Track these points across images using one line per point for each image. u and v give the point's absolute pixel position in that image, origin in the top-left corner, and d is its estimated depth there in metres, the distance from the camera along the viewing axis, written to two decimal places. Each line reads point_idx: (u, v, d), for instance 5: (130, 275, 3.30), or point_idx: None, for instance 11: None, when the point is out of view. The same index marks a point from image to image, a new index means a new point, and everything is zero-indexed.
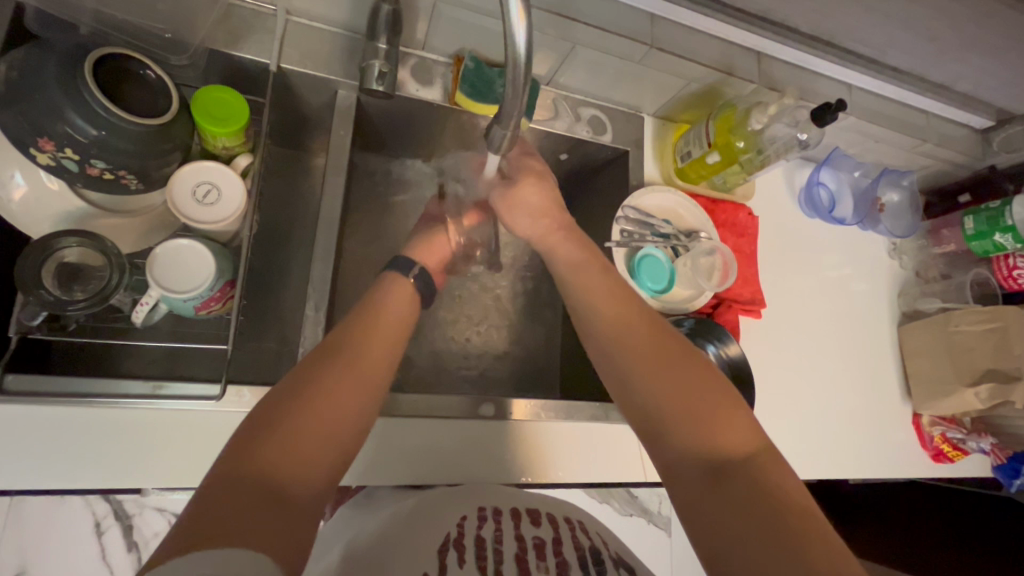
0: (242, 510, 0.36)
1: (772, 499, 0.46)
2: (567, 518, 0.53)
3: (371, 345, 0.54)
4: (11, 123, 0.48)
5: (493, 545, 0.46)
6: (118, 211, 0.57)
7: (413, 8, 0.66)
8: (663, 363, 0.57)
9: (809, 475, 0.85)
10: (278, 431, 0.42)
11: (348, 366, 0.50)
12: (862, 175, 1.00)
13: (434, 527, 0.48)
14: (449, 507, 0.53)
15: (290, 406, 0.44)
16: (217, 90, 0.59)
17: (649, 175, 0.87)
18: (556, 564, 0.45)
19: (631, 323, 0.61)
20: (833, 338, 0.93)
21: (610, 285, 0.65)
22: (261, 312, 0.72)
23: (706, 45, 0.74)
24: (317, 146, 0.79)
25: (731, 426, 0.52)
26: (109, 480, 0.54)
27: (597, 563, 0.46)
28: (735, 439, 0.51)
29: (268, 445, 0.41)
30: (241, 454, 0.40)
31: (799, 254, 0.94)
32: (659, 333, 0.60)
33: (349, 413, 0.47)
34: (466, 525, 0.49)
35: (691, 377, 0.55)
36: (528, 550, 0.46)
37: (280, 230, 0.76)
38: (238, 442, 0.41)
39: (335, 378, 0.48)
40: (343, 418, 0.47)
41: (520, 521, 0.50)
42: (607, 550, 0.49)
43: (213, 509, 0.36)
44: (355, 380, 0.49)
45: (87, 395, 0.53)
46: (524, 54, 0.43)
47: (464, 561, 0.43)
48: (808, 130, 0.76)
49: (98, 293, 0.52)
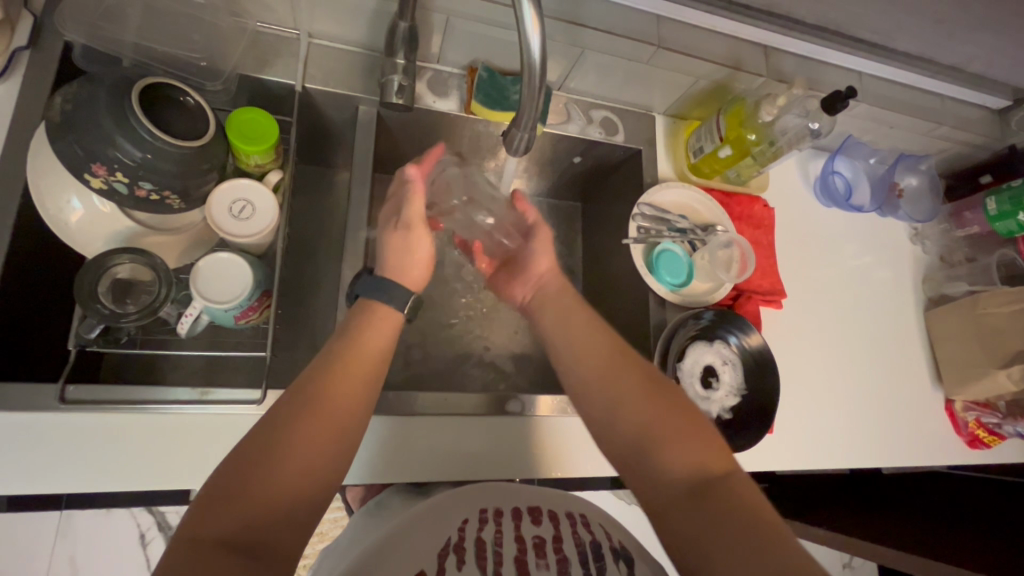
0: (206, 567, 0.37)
1: (748, 518, 0.46)
2: (569, 513, 0.54)
3: (343, 377, 0.52)
4: (69, 152, 0.52)
5: (493, 548, 0.48)
6: (164, 229, 0.60)
7: (428, 24, 0.69)
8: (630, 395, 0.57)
9: (839, 464, 0.84)
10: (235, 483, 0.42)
11: (323, 402, 0.50)
12: (878, 162, 1.01)
13: (436, 530, 0.50)
14: (454, 507, 0.54)
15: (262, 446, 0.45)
16: (250, 112, 0.63)
17: (662, 172, 0.88)
18: (555, 560, 0.46)
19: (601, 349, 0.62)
20: (858, 326, 0.92)
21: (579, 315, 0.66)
22: (295, 321, 0.75)
23: (714, 42, 0.76)
24: (340, 161, 0.82)
25: (700, 451, 0.52)
26: (162, 480, 0.57)
27: (597, 558, 0.48)
28: (711, 462, 0.51)
29: (234, 500, 0.41)
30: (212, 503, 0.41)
31: (819, 243, 0.95)
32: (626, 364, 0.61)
33: (324, 453, 0.47)
34: (468, 527, 0.51)
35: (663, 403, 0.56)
36: (528, 550, 0.48)
37: (308, 244, 0.79)
38: (203, 498, 0.42)
39: (309, 417, 0.48)
40: (320, 452, 0.47)
41: (521, 522, 0.52)
42: (608, 541, 0.50)
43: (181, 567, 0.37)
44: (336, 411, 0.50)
45: (137, 401, 0.56)
46: (539, 60, 0.45)
47: (463, 563, 0.45)
48: (819, 120, 0.77)
49: (147, 306, 0.56)
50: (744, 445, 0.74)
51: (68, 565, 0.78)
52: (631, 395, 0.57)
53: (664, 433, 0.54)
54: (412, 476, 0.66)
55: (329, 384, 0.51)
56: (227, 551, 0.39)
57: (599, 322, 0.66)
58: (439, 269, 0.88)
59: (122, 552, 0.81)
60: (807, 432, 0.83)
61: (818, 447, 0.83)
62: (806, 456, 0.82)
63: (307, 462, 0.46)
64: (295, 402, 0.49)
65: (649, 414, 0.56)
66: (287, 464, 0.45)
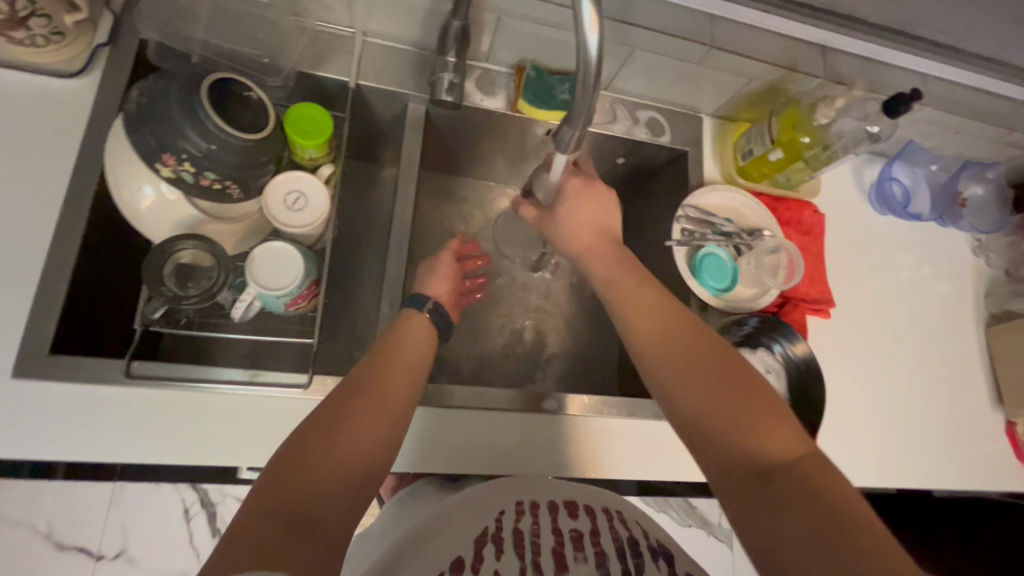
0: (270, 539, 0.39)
1: (818, 501, 0.46)
2: (605, 509, 0.53)
3: (387, 375, 0.55)
4: (144, 143, 0.55)
5: (530, 538, 0.47)
6: (224, 218, 0.63)
7: (479, 23, 0.70)
8: (697, 372, 0.56)
9: (887, 483, 0.80)
10: (295, 465, 0.45)
11: (364, 406, 0.51)
12: (941, 169, 0.96)
13: (473, 521, 0.50)
14: (489, 500, 0.54)
15: (317, 432, 0.48)
16: (307, 107, 0.65)
17: (708, 174, 0.86)
18: (594, 553, 0.45)
19: (666, 322, 0.61)
20: (912, 339, 0.88)
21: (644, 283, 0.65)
22: (338, 311, 0.77)
23: (767, 42, 0.74)
24: (387, 157, 0.84)
25: (773, 430, 0.51)
26: (211, 457, 0.60)
27: (635, 554, 0.46)
28: (785, 444, 0.51)
29: (293, 479, 0.44)
30: (278, 482, 0.44)
31: (871, 252, 0.91)
32: (702, 336, 0.59)
33: (370, 447, 0.49)
34: (505, 519, 0.51)
35: (736, 379, 0.55)
36: (565, 543, 0.47)
37: (353, 238, 0.81)
38: (266, 481, 0.44)
39: (360, 409, 0.51)
40: (361, 458, 0.48)
41: (558, 515, 0.51)
42: (645, 539, 0.49)
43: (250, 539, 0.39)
44: (371, 425, 0.50)
45: (191, 380, 0.59)
46: (595, 57, 0.44)
47: (501, 553, 0.45)
48: (879, 122, 0.74)
49: (206, 290, 0.59)
50: None
51: (119, 535, 0.83)
52: (699, 371, 0.56)
53: (738, 408, 0.53)
54: (445, 467, 0.67)
55: (379, 384, 0.54)
56: (289, 527, 0.41)
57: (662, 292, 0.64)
58: None
59: (168, 526, 0.85)
60: (849, 444, 0.80)
61: (861, 463, 0.80)
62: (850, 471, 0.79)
63: (361, 446, 0.49)
64: (344, 395, 0.52)
65: (720, 390, 0.54)
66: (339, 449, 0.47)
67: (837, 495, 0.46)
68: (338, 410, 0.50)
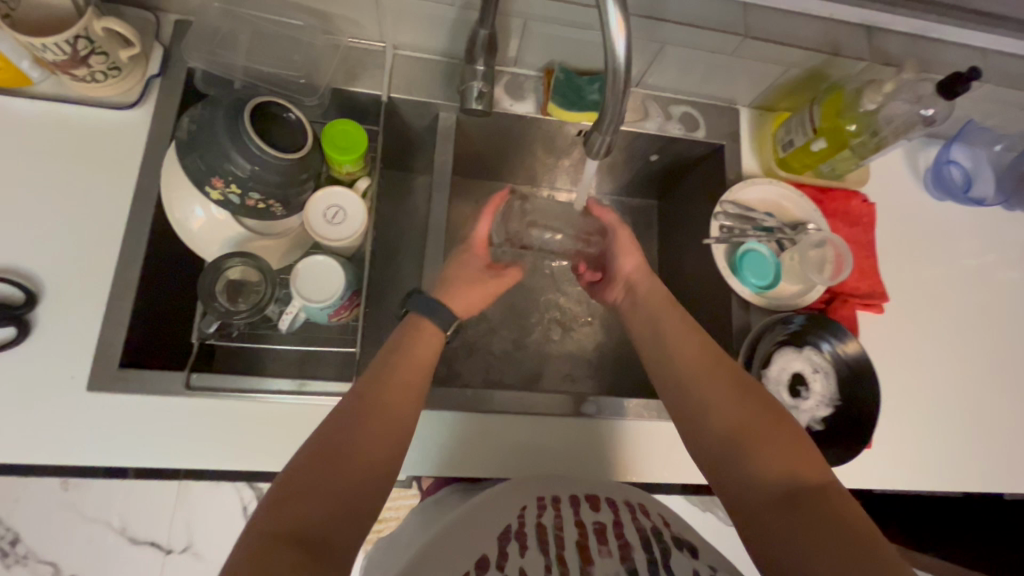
0: (270, 561, 0.39)
1: (836, 526, 0.44)
2: (627, 501, 0.51)
3: (394, 388, 0.55)
4: (194, 168, 0.58)
5: (553, 532, 0.45)
6: (269, 233, 0.65)
7: (506, 29, 0.71)
8: (714, 394, 0.56)
9: (952, 486, 0.76)
10: (299, 484, 0.45)
11: (369, 421, 0.51)
12: (1005, 150, 0.88)
13: (495, 516, 0.47)
14: (510, 497, 0.51)
15: (321, 450, 0.48)
16: (343, 123, 0.67)
17: (747, 168, 0.83)
18: (618, 546, 0.43)
19: (683, 344, 0.61)
20: (976, 331, 0.83)
21: (664, 308, 0.66)
22: (378, 319, 0.79)
23: (806, 27, 0.71)
24: (420, 166, 0.86)
25: (792, 454, 0.50)
26: (264, 463, 0.63)
27: (661, 546, 0.44)
28: (804, 468, 0.49)
29: (295, 498, 0.44)
30: (279, 501, 0.44)
31: (928, 241, 0.86)
32: (714, 361, 0.59)
33: (376, 463, 0.49)
34: (527, 514, 0.48)
35: (752, 401, 0.55)
36: (589, 536, 0.44)
37: (390, 247, 0.83)
38: (271, 500, 0.44)
39: (365, 424, 0.51)
40: (365, 473, 0.48)
41: (580, 508, 0.48)
42: (670, 531, 0.47)
43: (253, 563, 0.39)
44: (375, 440, 0.50)
45: (245, 390, 0.62)
46: (623, 60, 0.44)
47: (526, 549, 0.42)
48: (933, 105, 0.70)
49: (256, 305, 0.62)
50: (842, 459, 0.69)
51: (184, 534, 0.93)
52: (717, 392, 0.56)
53: (751, 432, 0.52)
54: (484, 467, 0.68)
55: (385, 397, 0.54)
56: (290, 547, 0.41)
57: (679, 314, 0.65)
58: None
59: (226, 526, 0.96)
60: (909, 443, 0.76)
61: (923, 464, 0.76)
62: (910, 472, 0.75)
63: (365, 462, 0.49)
64: (349, 409, 0.52)
65: (735, 413, 0.54)
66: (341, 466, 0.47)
67: (853, 520, 0.45)
68: (339, 425, 0.50)
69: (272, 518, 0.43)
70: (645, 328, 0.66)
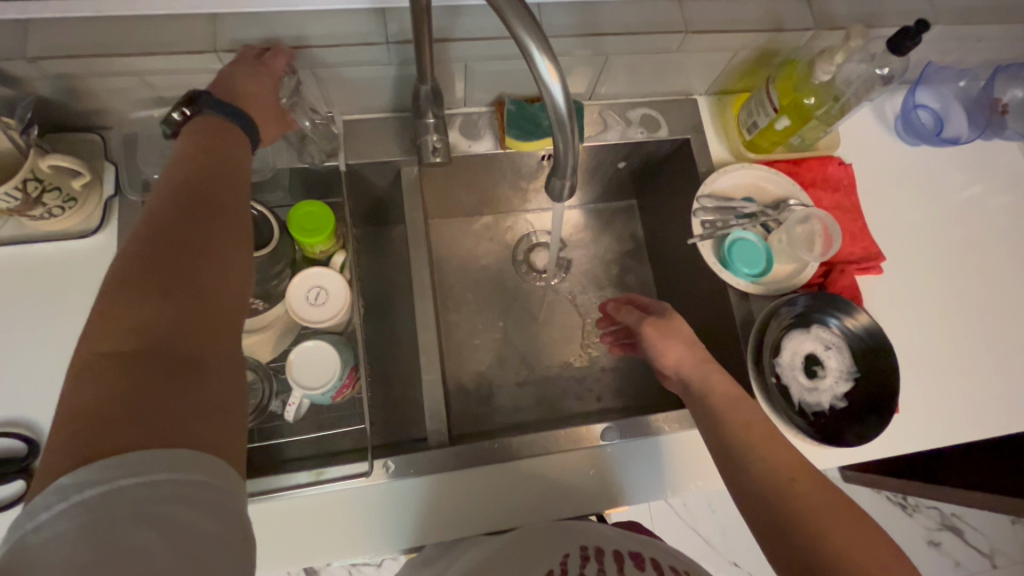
0: (127, 402, 0.33)
1: None
2: (673, 566, 0.46)
3: (219, 198, 0.46)
4: None
5: None
6: (256, 329, 0.66)
7: (448, 74, 0.70)
8: (810, 510, 0.50)
9: (994, 431, 0.74)
10: (132, 312, 0.37)
11: (201, 228, 0.43)
12: (970, 82, 0.88)
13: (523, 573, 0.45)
14: (538, 550, 0.48)
15: (149, 271, 0.39)
16: (307, 205, 0.67)
17: (715, 155, 0.82)
18: None
19: (766, 446, 0.55)
20: (981, 268, 0.82)
21: (733, 396, 0.61)
22: (383, 381, 0.79)
23: (746, 12, 0.70)
24: (393, 219, 0.85)
25: None
26: (299, 556, 0.62)
27: None
28: None
29: (130, 330, 0.36)
30: (106, 341, 0.36)
31: (915, 189, 0.85)
32: (800, 470, 0.53)
33: (230, 276, 0.42)
34: (570, 563, 0.45)
35: (848, 518, 0.49)
36: None
37: (380, 306, 0.82)
38: (97, 340, 0.36)
39: (199, 235, 0.42)
40: (226, 284, 0.42)
41: (624, 565, 0.45)
42: None
43: (102, 413, 0.32)
44: (222, 250, 0.43)
45: (267, 491, 0.61)
46: (563, 103, 0.43)
47: None
48: (888, 63, 0.69)
49: (257, 405, 0.64)
50: (872, 433, 0.67)
51: None
52: (811, 508, 0.50)
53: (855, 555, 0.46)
54: (518, 518, 0.65)
55: (200, 204, 0.44)
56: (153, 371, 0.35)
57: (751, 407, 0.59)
58: (510, 300, 0.90)
59: None
60: (940, 396, 0.75)
61: (959, 415, 0.74)
62: (948, 426, 0.73)
63: (225, 278, 0.42)
64: (173, 227, 0.42)
65: (834, 529, 0.48)
66: (184, 282, 0.39)
67: None
68: (161, 237, 0.41)
69: (107, 361, 0.35)
70: (710, 419, 0.60)
